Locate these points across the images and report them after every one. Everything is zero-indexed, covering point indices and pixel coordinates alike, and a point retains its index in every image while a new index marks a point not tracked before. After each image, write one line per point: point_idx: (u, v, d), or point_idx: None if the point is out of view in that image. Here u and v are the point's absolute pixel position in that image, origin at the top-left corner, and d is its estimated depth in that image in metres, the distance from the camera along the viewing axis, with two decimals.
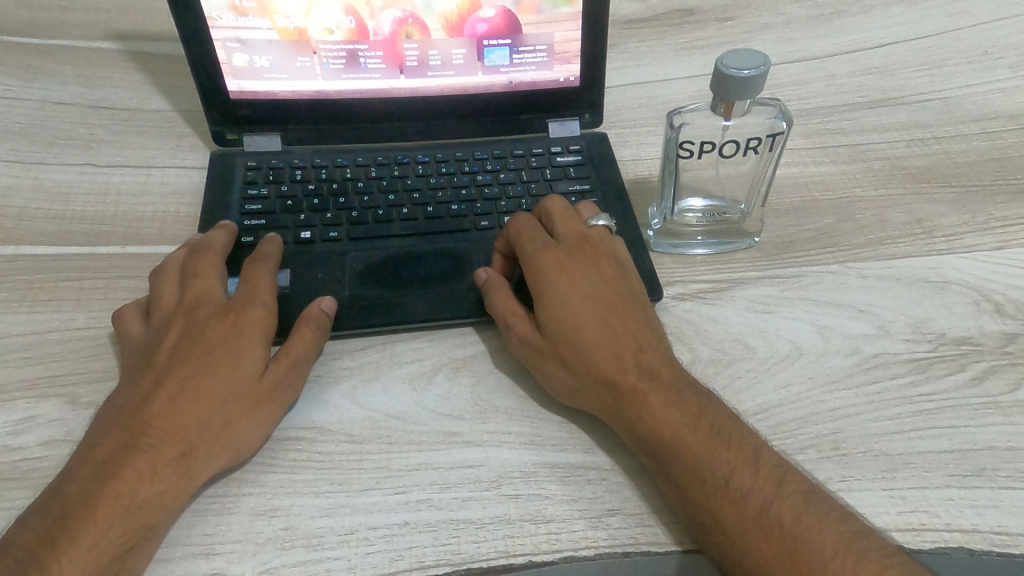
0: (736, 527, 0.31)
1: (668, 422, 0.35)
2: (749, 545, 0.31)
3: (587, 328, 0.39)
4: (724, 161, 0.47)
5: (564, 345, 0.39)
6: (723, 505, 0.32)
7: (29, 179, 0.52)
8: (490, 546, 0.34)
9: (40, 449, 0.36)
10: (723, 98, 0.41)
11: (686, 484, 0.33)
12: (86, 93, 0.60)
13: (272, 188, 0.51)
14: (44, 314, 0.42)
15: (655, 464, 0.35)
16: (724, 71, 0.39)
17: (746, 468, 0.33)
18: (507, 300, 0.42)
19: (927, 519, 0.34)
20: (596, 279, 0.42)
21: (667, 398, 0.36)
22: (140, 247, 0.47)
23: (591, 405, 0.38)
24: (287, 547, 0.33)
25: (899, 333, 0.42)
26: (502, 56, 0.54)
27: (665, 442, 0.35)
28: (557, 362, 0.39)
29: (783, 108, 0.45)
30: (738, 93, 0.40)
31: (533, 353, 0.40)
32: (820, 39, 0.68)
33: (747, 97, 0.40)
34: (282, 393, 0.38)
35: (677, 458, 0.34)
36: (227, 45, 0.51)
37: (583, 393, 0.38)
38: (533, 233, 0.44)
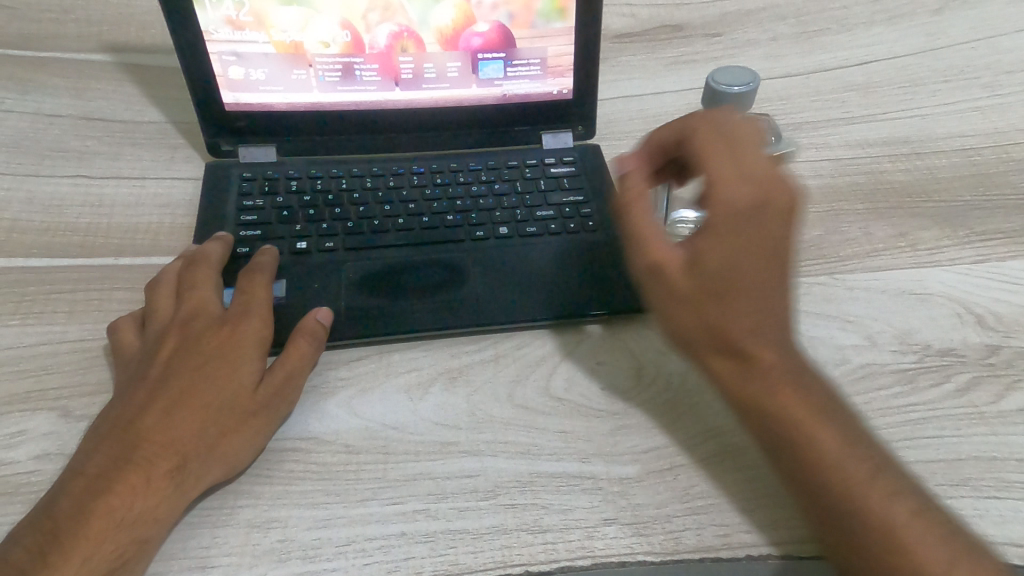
0: (847, 520, 0.31)
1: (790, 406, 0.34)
2: (856, 534, 0.31)
3: (743, 290, 0.34)
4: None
5: (703, 299, 0.35)
6: (822, 495, 0.32)
7: (20, 191, 0.52)
8: (487, 556, 0.34)
9: (34, 462, 0.36)
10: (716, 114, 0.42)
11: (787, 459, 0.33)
12: (79, 104, 0.60)
13: (267, 198, 0.52)
14: (37, 325, 0.42)
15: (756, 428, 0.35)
16: (715, 87, 0.41)
17: (855, 468, 0.32)
18: (648, 231, 0.37)
19: None
20: (772, 251, 0.35)
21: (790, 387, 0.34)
22: (134, 258, 0.47)
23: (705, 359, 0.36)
24: (283, 560, 0.33)
25: (886, 343, 0.43)
26: (496, 69, 0.55)
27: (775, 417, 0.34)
28: (689, 312, 0.35)
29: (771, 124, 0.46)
30: (730, 109, 0.41)
31: (661, 290, 0.36)
32: (805, 56, 0.70)
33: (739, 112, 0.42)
34: (278, 405, 0.38)
35: (782, 436, 0.34)
36: (224, 58, 0.52)
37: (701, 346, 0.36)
38: (725, 164, 0.36)
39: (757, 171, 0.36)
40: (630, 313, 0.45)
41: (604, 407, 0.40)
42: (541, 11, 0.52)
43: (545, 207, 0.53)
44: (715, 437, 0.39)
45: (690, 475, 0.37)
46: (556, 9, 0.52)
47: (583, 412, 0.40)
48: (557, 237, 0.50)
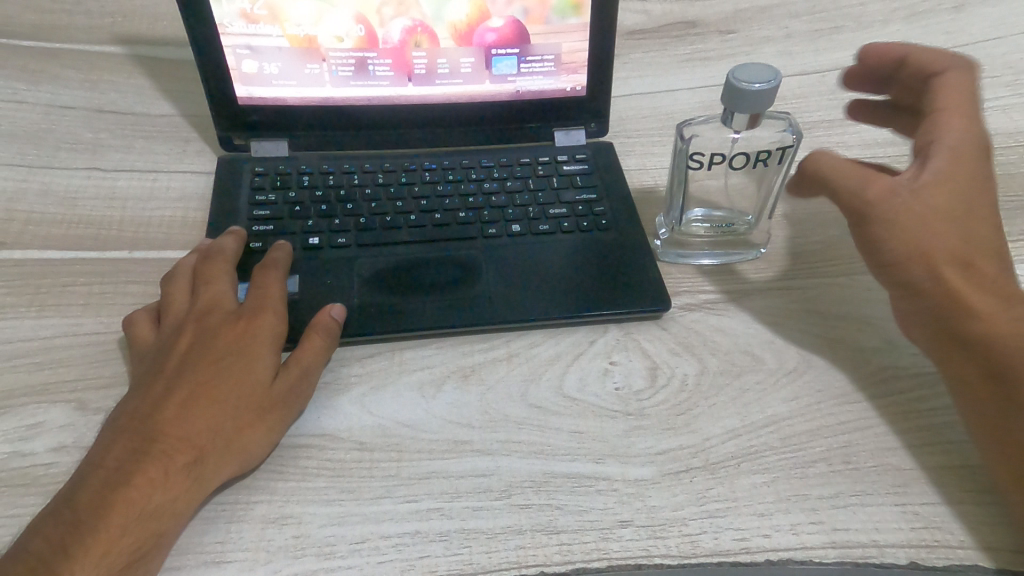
0: None
1: (1021, 330, 0.35)
2: None
3: (962, 219, 0.39)
4: (735, 172, 0.47)
5: (937, 223, 0.38)
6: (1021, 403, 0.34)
7: (34, 183, 0.52)
8: (502, 556, 0.34)
9: (50, 454, 0.36)
10: (734, 113, 0.41)
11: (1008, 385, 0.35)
12: (92, 96, 0.60)
13: (279, 193, 0.51)
14: (52, 318, 0.42)
15: (980, 355, 0.36)
16: (735, 86, 0.40)
17: None
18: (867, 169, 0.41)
19: (941, 535, 0.34)
20: (990, 189, 0.40)
21: (1017, 313, 0.36)
22: (148, 252, 0.47)
23: (936, 283, 0.38)
24: (298, 556, 0.33)
25: (907, 346, 0.43)
26: (510, 65, 0.54)
27: (1008, 335, 0.35)
28: (929, 235, 0.38)
29: (792, 121, 0.45)
30: (748, 109, 0.40)
31: (895, 215, 0.39)
32: (821, 54, 0.69)
33: (758, 111, 0.41)
34: (292, 402, 0.38)
35: (1007, 360, 0.35)
36: (237, 51, 0.51)
37: (934, 270, 0.38)
38: (974, 114, 0.41)
39: (976, 120, 0.41)
40: (644, 313, 0.45)
41: (619, 408, 0.40)
42: (556, 6, 0.52)
43: (558, 205, 0.52)
44: (730, 439, 0.38)
45: (706, 478, 0.37)
46: (571, 4, 0.52)
47: (598, 412, 0.40)
48: (569, 236, 0.50)
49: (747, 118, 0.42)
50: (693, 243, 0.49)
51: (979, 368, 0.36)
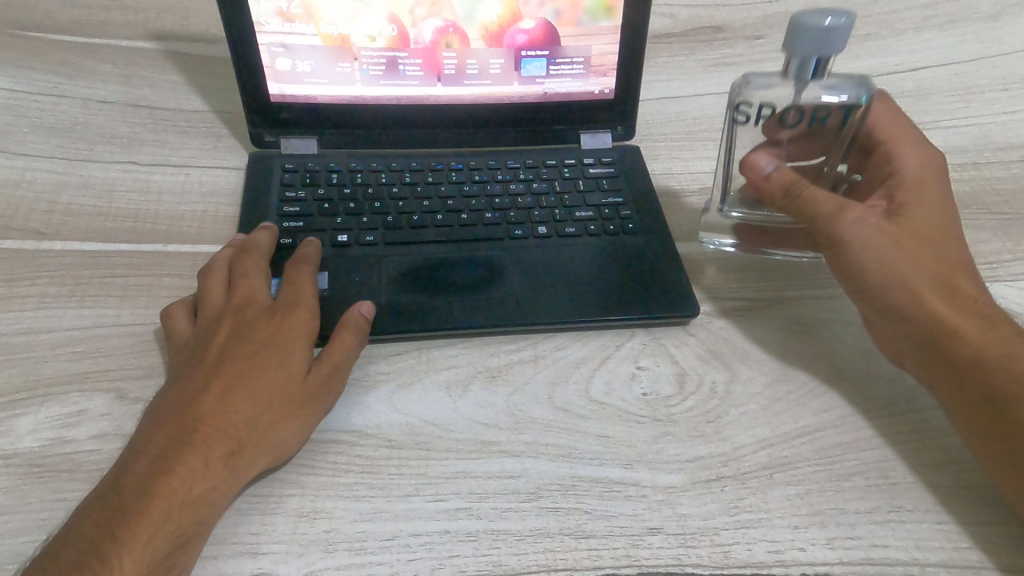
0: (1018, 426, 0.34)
1: (989, 346, 0.37)
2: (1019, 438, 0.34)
3: (918, 243, 0.41)
4: (791, 130, 0.46)
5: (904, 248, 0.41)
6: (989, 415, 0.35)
7: (71, 174, 0.52)
8: (532, 559, 0.33)
9: (91, 442, 0.36)
10: (794, 53, 0.40)
11: (999, 403, 0.35)
12: (127, 92, 0.61)
13: (309, 190, 0.52)
14: (90, 308, 0.43)
15: (967, 375, 0.36)
16: (798, 18, 0.39)
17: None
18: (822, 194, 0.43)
19: (985, 556, 0.34)
20: (941, 214, 0.43)
21: (984, 325, 0.38)
22: (182, 246, 0.48)
23: (919, 301, 0.39)
24: (330, 551, 0.33)
25: None
26: (539, 66, 0.54)
27: (986, 350, 0.37)
28: (900, 257, 0.40)
29: (865, 84, 0.43)
30: (810, 47, 0.39)
31: (862, 242, 0.41)
32: (852, 61, 0.68)
33: (820, 55, 0.39)
34: (324, 397, 0.38)
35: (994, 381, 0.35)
36: (272, 49, 0.52)
37: (916, 291, 0.39)
38: (919, 157, 0.46)
39: (920, 161, 0.46)
40: (673, 319, 0.44)
41: (646, 413, 0.40)
42: (587, 8, 0.52)
43: (584, 208, 0.52)
44: (762, 449, 0.38)
45: (737, 488, 0.36)
46: (603, 7, 0.52)
47: (626, 417, 0.40)
48: (596, 239, 0.50)
49: (805, 65, 0.40)
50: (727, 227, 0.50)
51: (971, 389, 0.36)
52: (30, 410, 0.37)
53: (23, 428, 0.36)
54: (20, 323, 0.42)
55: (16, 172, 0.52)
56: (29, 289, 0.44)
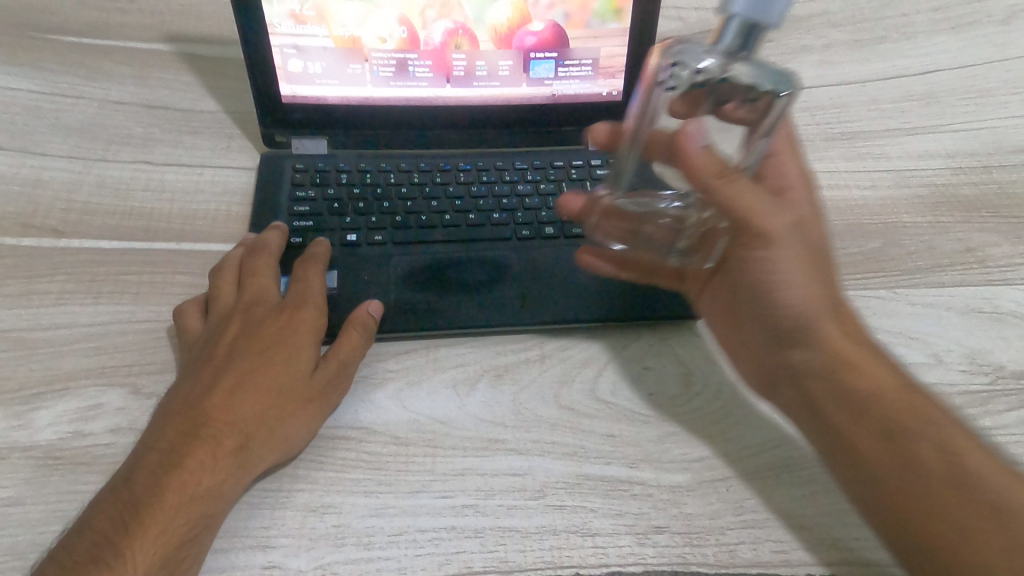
0: (914, 471, 0.32)
1: (886, 388, 0.35)
2: (915, 487, 0.32)
3: (821, 270, 0.38)
4: (712, 112, 0.38)
5: (814, 269, 0.38)
6: (887, 456, 0.33)
7: (88, 174, 0.53)
8: (537, 556, 0.34)
9: (107, 435, 0.37)
10: (731, 13, 0.31)
11: (895, 442, 0.33)
12: (142, 93, 0.62)
13: (319, 189, 0.53)
14: (106, 305, 0.44)
15: (867, 410, 0.34)
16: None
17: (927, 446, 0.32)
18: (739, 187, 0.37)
19: None
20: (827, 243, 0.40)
21: (879, 363, 0.36)
22: (195, 244, 0.49)
23: (822, 327, 0.37)
24: (339, 545, 0.34)
25: (955, 363, 0.43)
26: (547, 68, 0.55)
27: (886, 386, 0.35)
28: (809, 278, 0.37)
29: (792, 80, 0.35)
30: (749, 7, 0.31)
31: (774, 262, 0.37)
32: (861, 64, 0.68)
33: (759, 20, 0.31)
34: (331, 394, 0.39)
35: (893, 421, 0.33)
36: (285, 51, 0.52)
37: (819, 315, 0.37)
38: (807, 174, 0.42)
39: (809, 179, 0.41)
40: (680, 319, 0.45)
41: (651, 413, 0.40)
42: (597, 11, 0.52)
43: None
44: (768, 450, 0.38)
45: (743, 488, 0.37)
46: (612, 10, 0.52)
47: (632, 416, 0.40)
48: None
49: (743, 29, 0.32)
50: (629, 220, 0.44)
51: (868, 425, 0.34)
52: (47, 404, 0.38)
53: (41, 421, 0.37)
54: (38, 318, 0.43)
55: (35, 171, 0.53)
56: (48, 285, 0.45)
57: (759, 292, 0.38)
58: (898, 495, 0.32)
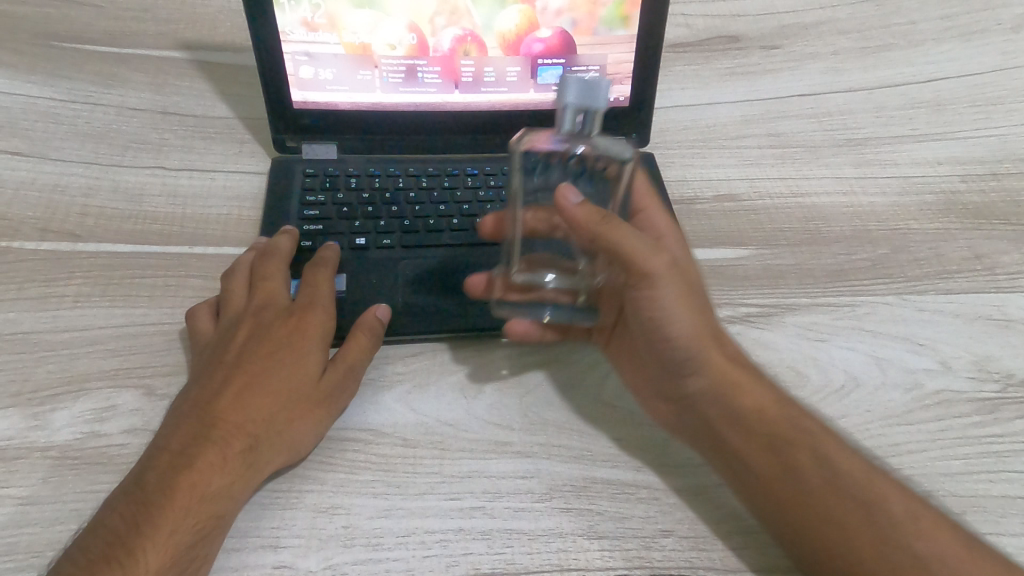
0: (807, 490, 0.33)
1: (769, 411, 0.36)
2: (812, 507, 0.33)
3: (700, 305, 0.40)
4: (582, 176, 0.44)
5: (691, 297, 0.40)
6: (788, 477, 0.34)
7: (104, 179, 0.54)
8: (544, 558, 0.34)
9: (122, 436, 0.37)
10: (564, 104, 0.37)
11: (786, 463, 0.34)
12: (157, 99, 0.63)
13: (328, 194, 0.53)
14: (121, 308, 0.45)
15: (756, 431, 0.36)
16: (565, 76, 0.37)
17: (815, 465, 0.34)
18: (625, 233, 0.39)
19: None
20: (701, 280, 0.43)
21: (762, 385, 0.38)
22: (207, 248, 0.50)
23: (703, 353, 0.39)
24: (349, 545, 0.34)
25: (964, 370, 0.42)
26: (555, 75, 0.55)
27: (766, 404, 0.37)
28: (687, 307, 0.39)
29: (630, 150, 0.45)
30: (578, 99, 0.36)
31: (659, 300, 0.39)
32: (869, 71, 0.68)
33: (589, 108, 0.37)
34: (338, 396, 0.39)
35: (782, 444, 0.35)
36: (296, 57, 0.53)
37: (699, 342, 0.39)
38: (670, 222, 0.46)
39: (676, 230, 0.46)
40: None
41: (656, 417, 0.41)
42: (604, 18, 0.53)
43: None
44: None
45: None
46: (619, 17, 0.53)
47: (638, 420, 0.40)
48: None
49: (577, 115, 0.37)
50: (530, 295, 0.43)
51: (758, 444, 0.35)
52: (64, 405, 0.39)
53: (58, 421, 0.38)
54: (56, 321, 0.43)
55: (53, 176, 0.54)
56: (65, 288, 0.45)
57: (648, 324, 0.40)
58: (799, 513, 0.33)
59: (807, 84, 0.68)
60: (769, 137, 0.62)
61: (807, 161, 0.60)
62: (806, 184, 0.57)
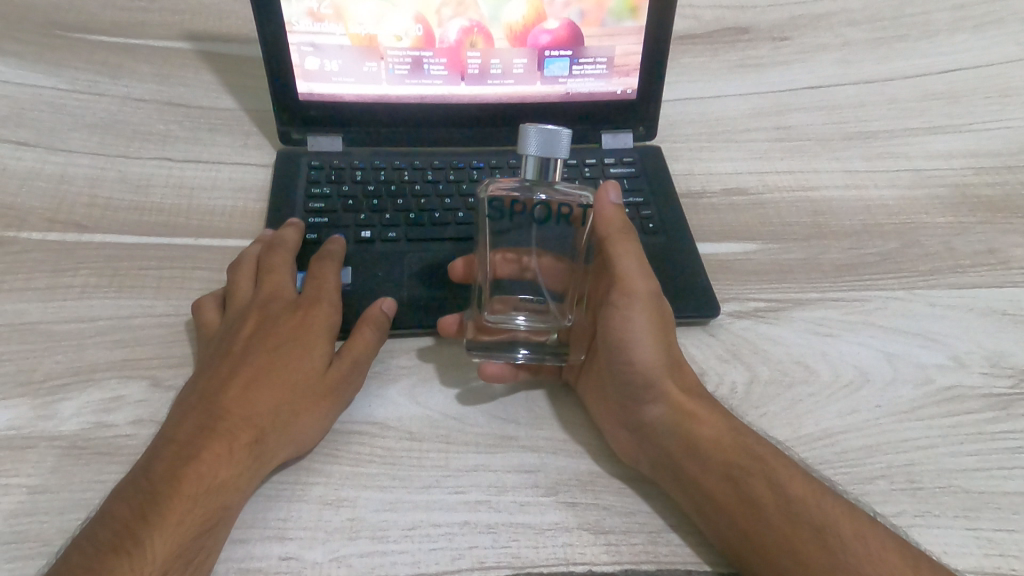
0: (762, 514, 0.32)
1: (723, 438, 0.36)
2: (768, 531, 0.32)
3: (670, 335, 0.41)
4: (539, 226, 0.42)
5: (662, 328, 0.40)
6: (743, 500, 0.33)
7: (110, 170, 0.54)
8: (550, 552, 0.34)
9: (129, 426, 0.37)
10: (526, 154, 0.38)
11: (740, 487, 0.34)
12: (163, 90, 0.63)
13: (334, 186, 0.53)
14: (127, 299, 0.45)
15: (714, 458, 0.35)
16: (527, 124, 0.37)
17: (768, 492, 0.33)
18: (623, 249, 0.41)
19: (1016, 564, 0.33)
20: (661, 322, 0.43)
21: (718, 413, 0.37)
22: (213, 240, 0.50)
23: (663, 382, 0.39)
24: (355, 538, 0.34)
25: (974, 365, 0.42)
26: (562, 67, 0.55)
27: (724, 433, 0.36)
28: (655, 338, 0.40)
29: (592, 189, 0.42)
30: (538, 150, 0.37)
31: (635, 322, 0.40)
32: (880, 62, 0.68)
33: (550, 158, 0.37)
34: (344, 390, 0.39)
35: (737, 469, 0.34)
36: (301, 49, 0.53)
37: (661, 372, 0.39)
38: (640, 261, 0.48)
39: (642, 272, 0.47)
40: (692, 319, 0.45)
41: None
42: (612, 9, 0.52)
43: None
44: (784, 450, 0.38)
45: None
46: (628, 8, 0.52)
47: None
48: None
49: (539, 165, 0.38)
50: (501, 338, 0.42)
51: (714, 472, 0.34)
52: (72, 395, 0.39)
53: (65, 411, 0.38)
54: (63, 312, 0.43)
55: (60, 167, 0.54)
56: (72, 279, 0.45)
57: (614, 350, 0.40)
58: (753, 537, 0.32)
59: (817, 76, 0.67)
60: (778, 130, 0.62)
61: (816, 154, 0.59)
62: (815, 178, 0.57)
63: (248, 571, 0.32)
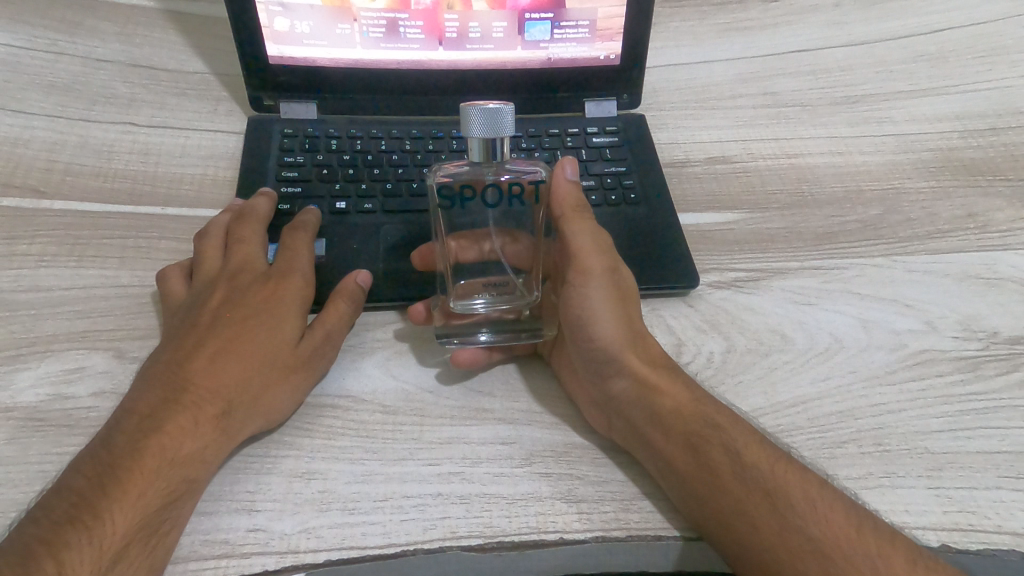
0: (724, 479, 0.32)
1: (687, 408, 0.36)
2: (726, 496, 0.32)
3: (633, 309, 0.41)
4: (492, 207, 0.42)
5: (622, 301, 0.41)
6: (704, 466, 0.33)
7: (70, 134, 0.52)
8: (522, 521, 0.33)
9: (91, 399, 0.36)
10: (471, 136, 0.38)
11: (701, 454, 0.33)
12: (127, 51, 0.60)
13: (307, 155, 0.51)
14: (90, 269, 0.43)
15: (676, 427, 0.35)
16: (468, 104, 0.37)
17: (725, 458, 0.33)
18: (580, 224, 0.42)
19: (975, 520, 0.33)
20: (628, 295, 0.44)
21: (682, 385, 0.37)
22: (181, 209, 0.48)
23: (627, 357, 0.39)
24: (324, 509, 0.33)
25: (950, 330, 0.42)
26: (543, 30, 0.53)
27: (687, 403, 0.36)
28: (616, 312, 0.40)
29: (544, 167, 0.43)
30: (484, 132, 0.37)
31: (594, 297, 0.40)
32: (871, 23, 0.66)
33: (495, 137, 0.38)
34: (316, 364, 0.38)
35: (700, 438, 0.34)
36: (270, 9, 0.51)
37: (624, 345, 0.39)
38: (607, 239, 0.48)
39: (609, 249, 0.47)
40: (671, 289, 0.44)
41: None
42: None
43: (586, 177, 0.51)
44: (759, 417, 0.37)
45: None
46: None
47: None
48: (598, 209, 0.49)
49: (485, 145, 0.38)
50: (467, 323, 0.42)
51: (678, 441, 0.34)
52: (31, 366, 0.38)
53: (24, 383, 0.37)
54: (22, 280, 0.42)
55: (15, 129, 0.52)
56: (30, 247, 0.44)
57: (578, 327, 0.41)
58: (712, 504, 0.32)
59: (806, 39, 0.65)
60: (765, 95, 0.61)
61: (802, 120, 0.58)
62: (800, 145, 0.56)
63: (214, 543, 0.32)
